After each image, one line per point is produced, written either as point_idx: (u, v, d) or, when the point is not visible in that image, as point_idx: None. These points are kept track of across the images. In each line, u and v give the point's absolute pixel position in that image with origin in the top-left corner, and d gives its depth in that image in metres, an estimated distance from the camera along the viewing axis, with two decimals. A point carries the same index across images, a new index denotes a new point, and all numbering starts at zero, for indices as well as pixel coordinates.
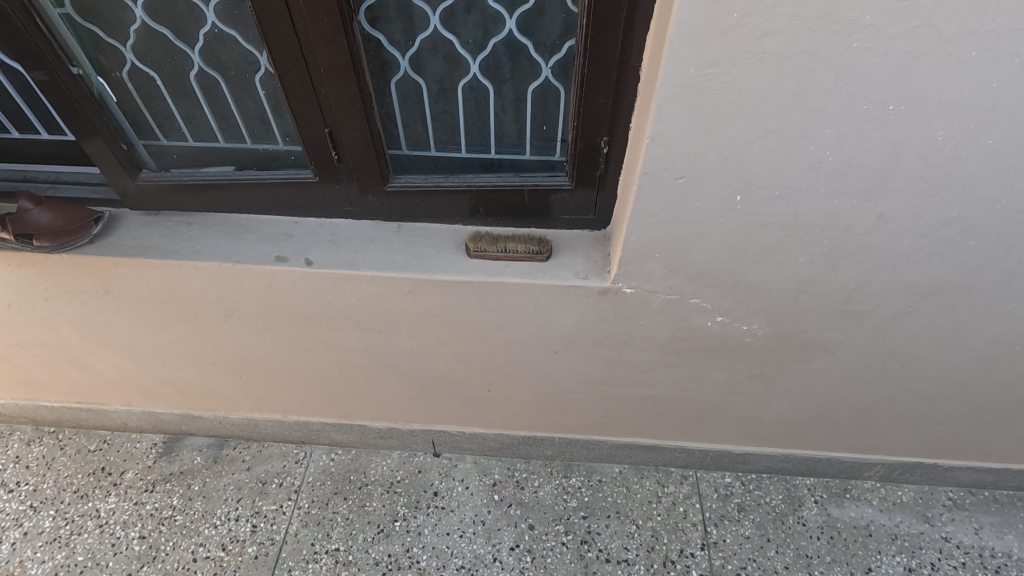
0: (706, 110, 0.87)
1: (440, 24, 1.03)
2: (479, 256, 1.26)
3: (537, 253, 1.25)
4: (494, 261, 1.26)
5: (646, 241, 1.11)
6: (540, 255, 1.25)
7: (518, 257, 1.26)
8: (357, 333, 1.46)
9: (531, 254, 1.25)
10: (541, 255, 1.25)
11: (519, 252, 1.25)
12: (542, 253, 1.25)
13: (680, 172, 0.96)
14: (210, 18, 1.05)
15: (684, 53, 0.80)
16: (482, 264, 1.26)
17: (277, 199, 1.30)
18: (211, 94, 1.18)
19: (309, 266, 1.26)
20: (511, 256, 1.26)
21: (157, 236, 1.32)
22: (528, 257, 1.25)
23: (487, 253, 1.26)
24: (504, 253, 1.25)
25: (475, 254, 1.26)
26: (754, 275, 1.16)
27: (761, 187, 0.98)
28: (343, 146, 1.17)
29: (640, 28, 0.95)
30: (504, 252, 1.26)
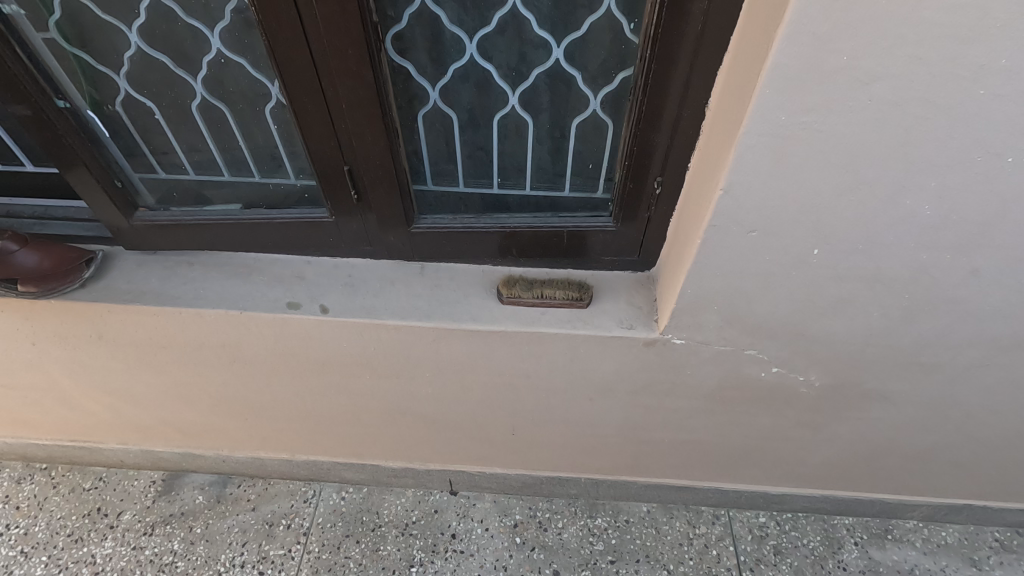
0: (791, 161, 0.75)
1: (476, 51, 0.91)
2: (512, 302, 1.15)
3: (576, 301, 1.14)
4: (528, 308, 1.15)
5: (703, 293, 0.99)
6: (578, 301, 1.13)
7: (555, 304, 1.14)
8: (374, 379, 1.34)
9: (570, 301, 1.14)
10: (580, 302, 1.13)
11: (556, 298, 1.14)
12: (581, 299, 1.13)
13: (752, 225, 0.85)
14: (215, 45, 0.92)
15: (776, 99, 0.68)
16: (516, 312, 1.15)
17: (288, 238, 1.17)
18: (214, 125, 1.06)
19: (325, 314, 1.15)
20: (547, 303, 1.14)
21: (156, 278, 1.20)
22: (566, 304, 1.14)
23: (521, 301, 1.14)
24: (539, 299, 1.14)
25: (507, 300, 1.15)
26: (820, 328, 1.05)
27: (843, 240, 0.87)
28: (364, 185, 1.05)
29: (709, 63, 0.83)
30: (539, 298, 1.14)
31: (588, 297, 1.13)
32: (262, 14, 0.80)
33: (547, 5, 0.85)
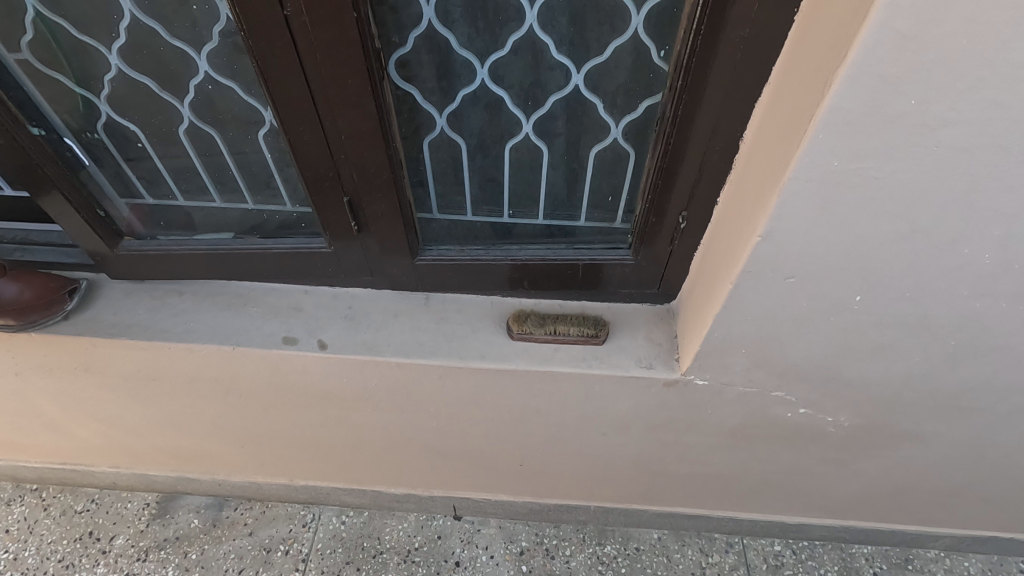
0: (840, 208, 0.68)
1: (488, 76, 0.83)
2: (523, 339, 1.07)
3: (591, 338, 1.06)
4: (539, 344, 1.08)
5: (731, 336, 0.92)
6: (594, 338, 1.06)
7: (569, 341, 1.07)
8: (376, 412, 1.27)
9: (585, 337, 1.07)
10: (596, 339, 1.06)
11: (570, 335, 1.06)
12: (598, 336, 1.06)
13: (790, 271, 0.78)
14: (203, 67, 0.85)
15: (830, 145, 0.61)
16: (527, 349, 1.07)
17: (284, 269, 1.10)
18: (204, 150, 0.98)
19: (324, 350, 1.08)
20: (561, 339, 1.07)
21: (144, 308, 1.13)
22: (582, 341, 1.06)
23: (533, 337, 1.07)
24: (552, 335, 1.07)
25: (517, 337, 1.08)
26: (855, 372, 0.98)
27: (889, 287, 0.79)
28: (365, 216, 0.97)
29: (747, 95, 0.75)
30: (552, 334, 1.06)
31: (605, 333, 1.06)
32: (252, 39, 0.72)
33: (568, 28, 0.77)
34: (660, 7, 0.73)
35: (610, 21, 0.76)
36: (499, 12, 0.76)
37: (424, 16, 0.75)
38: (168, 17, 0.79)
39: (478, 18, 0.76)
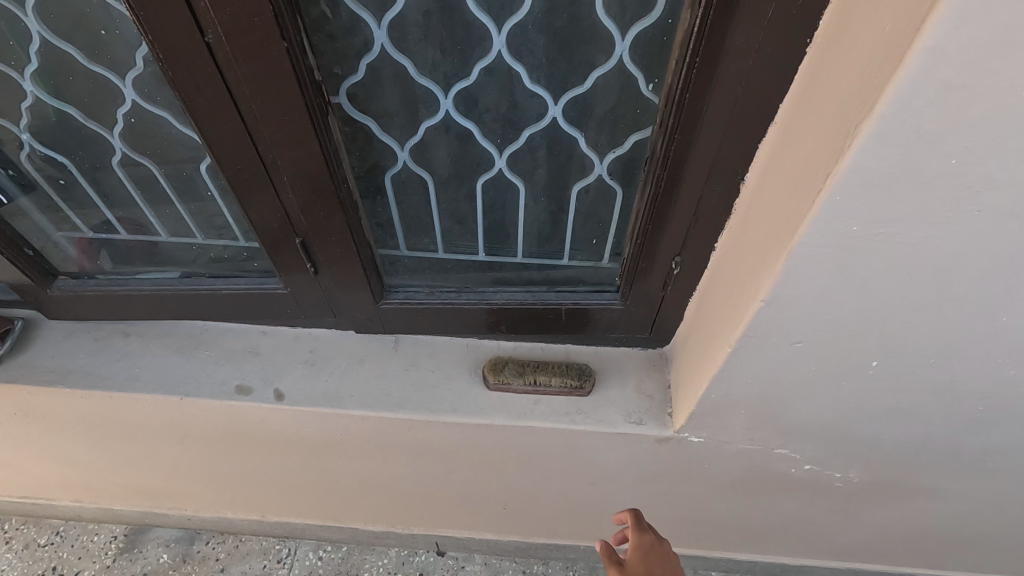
0: (859, 274, 0.57)
1: (453, 107, 0.72)
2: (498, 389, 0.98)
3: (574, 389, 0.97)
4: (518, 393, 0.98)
5: (730, 397, 0.82)
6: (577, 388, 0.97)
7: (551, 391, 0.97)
8: (345, 459, 1.17)
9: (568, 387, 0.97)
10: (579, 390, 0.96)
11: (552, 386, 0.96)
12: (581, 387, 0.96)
13: (798, 336, 0.67)
14: (130, 96, 0.74)
15: (849, 207, 0.50)
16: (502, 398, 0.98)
17: (237, 310, 1.00)
18: (141, 183, 0.87)
19: (280, 402, 0.98)
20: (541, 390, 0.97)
21: (86, 352, 1.03)
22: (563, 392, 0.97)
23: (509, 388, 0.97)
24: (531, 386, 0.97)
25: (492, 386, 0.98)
26: (868, 432, 0.88)
27: (911, 354, 0.69)
28: (321, 258, 0.87)
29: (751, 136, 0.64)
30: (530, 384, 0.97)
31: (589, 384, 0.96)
32: (170, 70, 0.61)
33: (544, 54, 0.66)
34: (649, 33, 0.62)
35: (592, 47, 0.65)
36: (462, 37, 0.65)
37: (375, 40, 0.65)
38: (83, 41, 0.68)
39: (438, 43, 0.65)
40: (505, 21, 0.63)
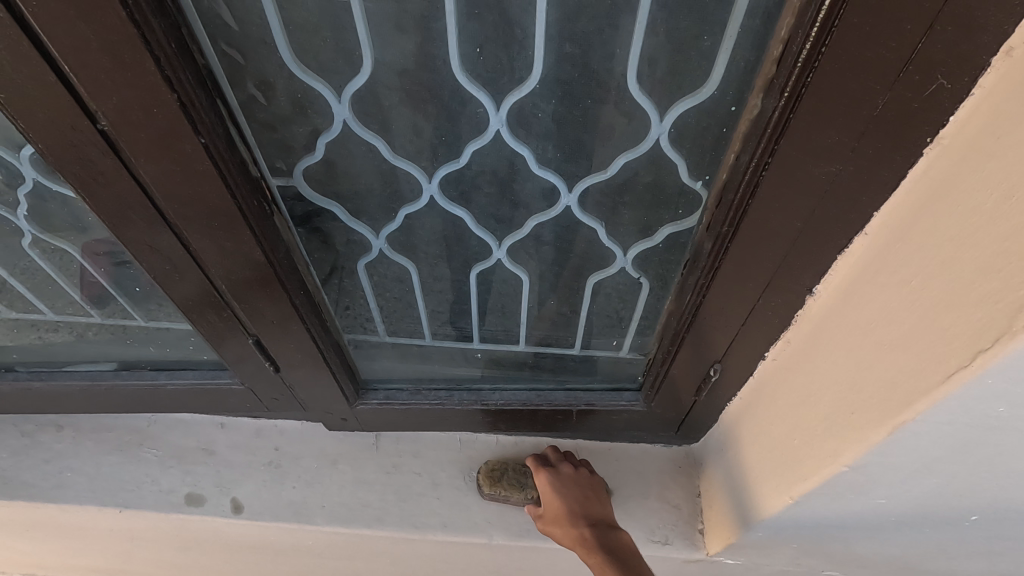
0: (987, 448, 0.42)
1: (439, 193, 0.56)
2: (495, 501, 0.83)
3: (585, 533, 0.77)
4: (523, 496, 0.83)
5: (780, 533, 0.67)
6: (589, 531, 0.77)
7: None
8: (317, 562, 1.01)
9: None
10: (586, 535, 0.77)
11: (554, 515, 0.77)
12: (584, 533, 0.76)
13: (882, 495, 0.52)
14: (28, 174, 0.56)
15: (1002, 389, 0.36)
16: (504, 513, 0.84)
17: (187, 405, 0.84)
18: (62, 267, 0.69)
19: (237, 515, 0.83)
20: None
21: (10, 451, 0.87)
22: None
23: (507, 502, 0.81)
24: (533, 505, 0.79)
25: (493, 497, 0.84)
26: (941, 567, 0.72)
27: (1021, 514, 0.54)
28: (281, 358, 0.71)
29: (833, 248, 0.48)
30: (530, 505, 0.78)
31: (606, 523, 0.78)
32: (58, 166, 0.45)
33: (558, 133, 0.50)
34: (696, 114, 0.47)
35: (621, 127, 0.49)
36: (450, 113, 0.49)
37: (335, 118, 0.49)
38: None
39: (417, 119, 0.50)
40: (507, 96, 0.47)
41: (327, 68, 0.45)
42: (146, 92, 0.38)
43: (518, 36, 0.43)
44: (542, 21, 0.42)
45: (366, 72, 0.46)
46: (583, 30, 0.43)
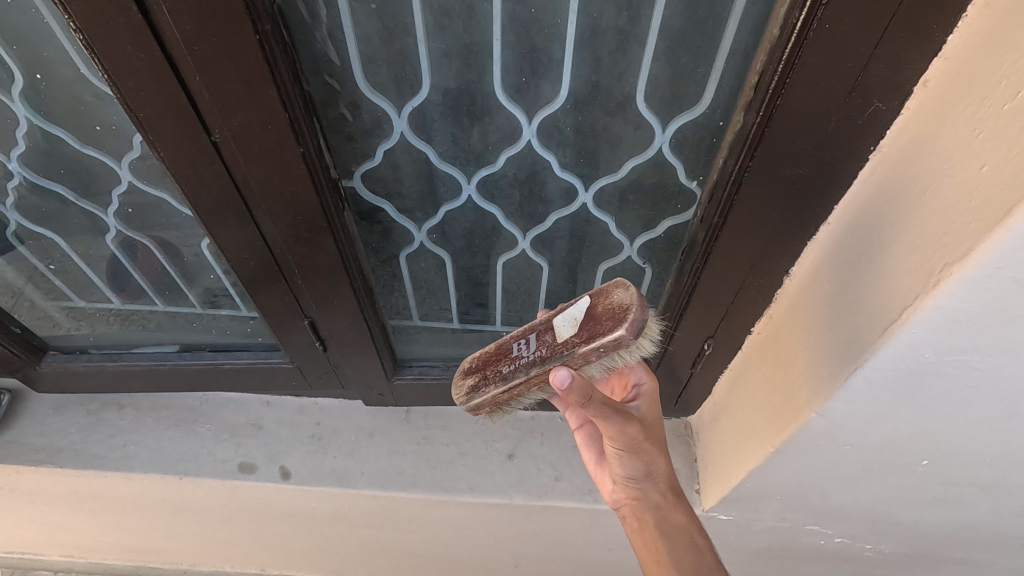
0: (923, 392, 0.53)
1: (476, 193, 0.67)
2: (622, 297, 0.55)
3: (481, 387, 0.63)
4: (580, 307, 0.58)
5: (766, 486, 0.78)
6: (475, 391, 0.63)
7: (524, 334, 0.63)
8: (349, 532, 1.10)
9: (489, 378, 0.63)
10: (481, 394, 0.62)
11: (512, 369, 0.61)
12: (488, 397, 0.62)
13: (847, 441, 0.63)
14: (125, 177, 0.68)
15: (925, 340, 0.46)
16: (616, 297, 0.55)
17: (239, 383, 0.94)
18: (139, 258, 0.81)
19: (286, 481, 0.93)
20: (534, 324, 0.63)
21: (77, 427, 0.97)
22: (509, 362, 0.62)
23: (599, 321, 0.55)
24: (549, 334, 0.60)
25: (616, 290, 0.56)
26: (907, 516, 0.83)
27: (964, 456, 0.64)
28: (331, 337, 0.81)
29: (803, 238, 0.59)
30: (551, 334, 0.59)
31: (460, 398, 0.65)
32: (173, 172, 0.56)
33: (576, 142, 0.61)
34: (690, 127, 0.58)
35: (629, 136, 0.60)
36: (489, 124, 0.60)
37: (395, 130, 0.60)
38: (74, 126, 0.63)
39: (460, 132, 0.60)
40: (537, 113, 0.58)
41: (393, 90, 0.56)
42: (264, 110, 0.49)
43: (547, 64, 0.54)
44: (568, 51, 0.53)
45: (423, 92, 0.56)
46: (600, 57, 0.54)
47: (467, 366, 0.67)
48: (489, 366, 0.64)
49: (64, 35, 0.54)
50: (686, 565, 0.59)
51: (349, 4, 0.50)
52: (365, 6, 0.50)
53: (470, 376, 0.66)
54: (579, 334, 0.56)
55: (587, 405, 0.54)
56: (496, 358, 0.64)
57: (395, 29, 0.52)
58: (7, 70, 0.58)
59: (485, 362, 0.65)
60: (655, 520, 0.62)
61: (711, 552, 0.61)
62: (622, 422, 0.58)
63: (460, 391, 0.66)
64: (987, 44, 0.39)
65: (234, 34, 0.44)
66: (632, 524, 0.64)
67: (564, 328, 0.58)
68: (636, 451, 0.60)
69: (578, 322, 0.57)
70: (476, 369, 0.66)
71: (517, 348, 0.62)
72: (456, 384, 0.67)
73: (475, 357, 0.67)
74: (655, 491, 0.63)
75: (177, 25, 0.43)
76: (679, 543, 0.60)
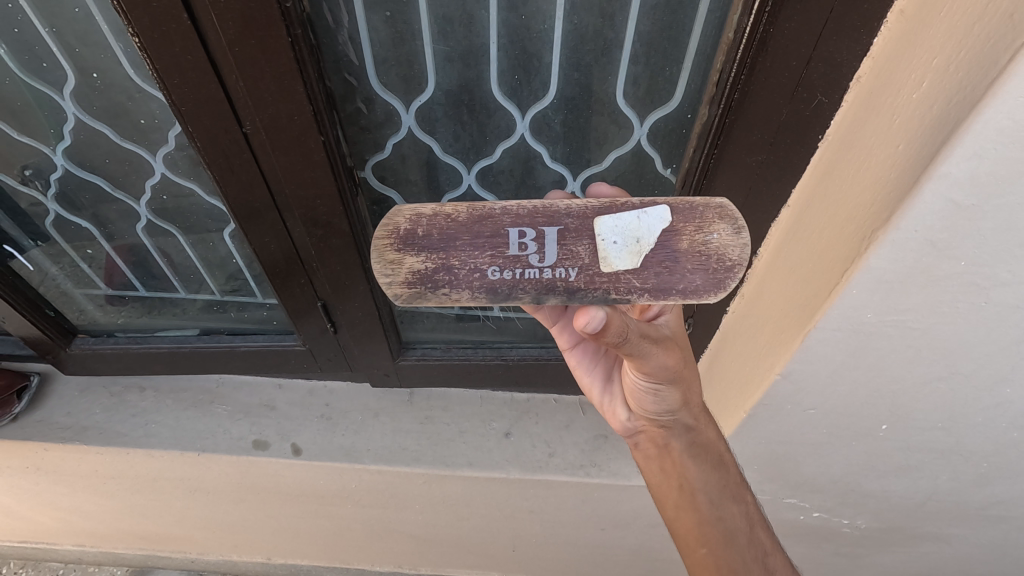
0: (870, 352, 0.60)
1: (475, 182, 0.74)
2: (719, 241, 0.48)
3: (440, 282, 0.48)
4: (646, 236, 0.48)
5: (743, 454, 0.84)
6: (427, 285, 0.48)
7: (534, 223, 0.48)
8: (355, 512, 1.16)
9: (453, 274, 0.48)
10: (438, 293, 0.48)
11: (508, 280, 0.48)
12: (444, 303, 0.48)
13: (810, 404, 0.69)
14: (158, 169, 0.76)
15: (864, 300, 0.53)
16: (713, 237, 0.48)
17: (253, 366, 1.00)
18: (166, 245, 0.89)
19: (297, 457, 0.99)
20: (553, 209, 0.48)
21: (101, 408, 1.04)
22: (502, 263, 0.48)
23: (681, 265, 0.48)
24: (588, 246, 0.48)
25: (718, 227, 0.48)
26: (876, 486, 0.89)
27: (918, 420, 0.70)
28: (342, 319, 0.87)
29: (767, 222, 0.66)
30: (593, 247, 0.48)
31: (391, 290, 0.48)
32: (206, 161, 0.63)
33: (563, 136, 0.69)
34: (665, 121, 0.66)
35: (612, 130, 0.68)
36: (488, 120, 0.67)
37: (403, 125, 0.67)
38: (116, 121, 0.71)
39: (460, 126, 0.68)
40: (529, 108, 0.66)
41: (402, 89, 0.64)
42: (293, 103, 0.57)
43: (539, 65, 0.62)
44: (555, 54, 0.61)
45: (428, 90, 0.64)
46: (584, 59, 0.61)
47: (403, 229, 0.49)
48: (460, 255, 0.48)
49: (114, 37, 0.62)
50: (713, 480, 0.65)
51: (365, 13, 0.58)
52: (380, 15, 0.58)
53: (411, 253, 0.48)
54: (637, 272, 0.48)
55: (622, 345, 0.50)
56: (476, 245, 0.48)
57: (405, 36, 0.60)
58: (63, 72, 0.66)
59: (451, 239, 0.48)
60: (685, 445, 0.65)
61: (734, 466, 0.66)
62: (662, 356, 0.56)
63: (386, 273, 0.48)
64: (901, 44, 0.46)
65: (271, 38, 0.52)
66: (657, 450, 0.66)
67: (618, 252, 0.48)
68: (673, 382, 0.60)
69: (641, 254, 0.48)
70: (428, 250, 0.48)
71: (519, 244, 0.48)
72: (380, 256, 0.49)
73: (427, 219, 0.49)
74: (686, 417, 0.65)
75: (221, 28, 0.51)
76: (707, 463, 0.65)
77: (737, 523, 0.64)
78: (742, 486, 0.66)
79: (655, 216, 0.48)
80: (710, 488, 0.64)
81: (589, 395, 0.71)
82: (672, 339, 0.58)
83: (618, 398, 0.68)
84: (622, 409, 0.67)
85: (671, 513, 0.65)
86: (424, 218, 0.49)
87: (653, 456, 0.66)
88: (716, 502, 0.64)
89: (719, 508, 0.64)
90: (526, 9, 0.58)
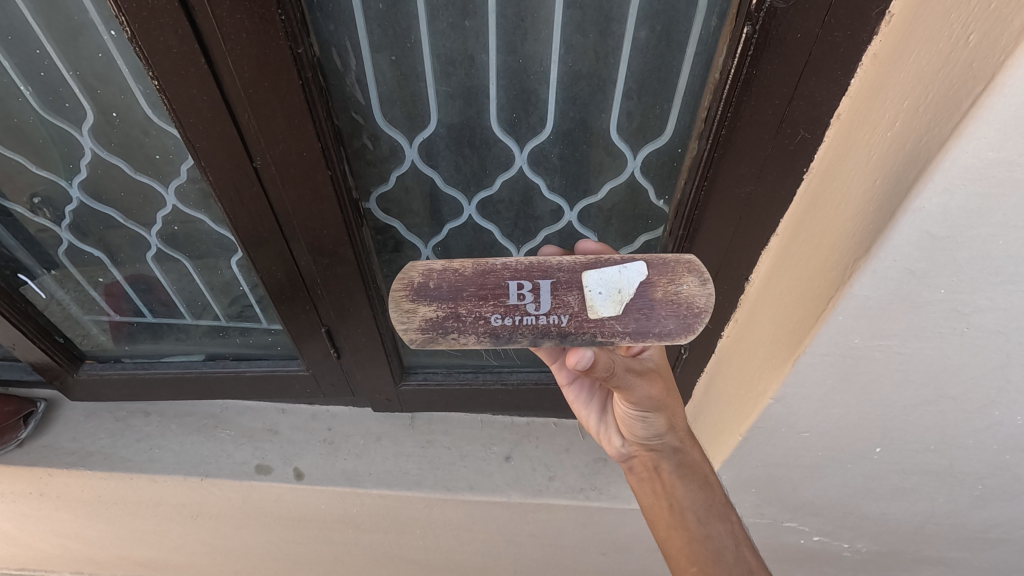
0: (859, 376, 0.62)
1: (475, 212, 0.77)
2: (688, 290, 0.51)
3: (449, 328, 0.50)
4: (627, 284, 0.51)
5: (741, 477, 0.85)
6: (438, 332, 0.50)
7: (530, 276, 0.51)
8: (355, 537, 1.15)
9: (461, 321, 0.50)
10: (447, 338, 0.50)
11: (508, 325, 0.50)
12: (453, 347, 0.50)
13: (804, 427, 0.71)
14: (170, 200, 0.79)
15: (851, 326, 0.55)
16: (682, 288, 0.51)
17: (257, 391, 1.02)
18: (175, 273, 0.91)
19: (299, 481, 1.00)
20: (547, 264, 0.51)
21: (107, 433, 1.05)
22: (503, 311, 0.50)
23: (658, 312, 0.51)
24: (578, 296, 0.50)
25: (687, 279, 0.51)
26: (874, 509, 0.89)
27: (910, 442, 0.71)
28: (345, 345, 0.89)
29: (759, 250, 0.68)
30: (582, 296, 0.50)
31: (406, 336, 0.50)
32: (218, 194, 0.66)
33: (560, 168, 0.72)
34: (659, 156, 0.69)
35: (607, 162, 0.71)
36: (487, 153, 0.70)
37: (406, 158, 0.70)
38: (132, 156, 0.74)
39: (460, 159, 0.71)
40: (527, 142, 0.69)
41: (406, 125, 0.67)
42: (303, 140, 0.60)
43: (535, 103, 0.65)
44: (552, 92, 0.64)
45: (431, 126, 0.67)
46: (579, 97, 0.65)
47: (417, 282, 0.51)
48: (466, 305, 0.50)
49: (134, 78, 0.65)
50: (701, 499, 0.66)
51: (372, 55, 0.61)
52: (386, 58, 0.61)
53: (424, 303, 0.51)
54: (619, 318, 0.50)
55: (609, 378, 0.53)
56: (479, 296, 0.50)
57: (410, 76, 0.63)
58: (84, 110, 0.69)
59: (457, 292, 0.51)
60: (674, 466, 0.66)
61: (718, 484, 0.68)
62: (645, 386, 0.60)
63: (400, 321, 0.50)
64: (875, 85, 0.49)
65: (285, 80, 0.55)
66: (648, 474, 0.67)
67: (602, 301, 0.50)
68: (658, 409, 0.63)
69: (623, 303, 0.50)
70: (439, 300, 0.50)
71: (517, 294, 0.50)
72: (396, 306, 0.51)
73: (438, 273, 0.51)
74: (674, 441, 0.66)
75: (238, 73, 0.54)
76: (695, 484, 0.66)
77: (724, 541, 0.65)
78: (727, 505, 0.67)
79: (635, 270, 0.51)
80: (698, 507, 0.65)
81: (586, 425, 0.72)
82: (656, 370, 0.61)
83: (612, 427, 0.69)
84: (615, 437, 0.69)
85: (662, 534, 0.66)
86: (436, 271, 0.51)
87: (644, 479, 0.68)
88: (703, 521, 0.65)
89: (706, 526, 0.65)
90: (524, 51, 0.61)
